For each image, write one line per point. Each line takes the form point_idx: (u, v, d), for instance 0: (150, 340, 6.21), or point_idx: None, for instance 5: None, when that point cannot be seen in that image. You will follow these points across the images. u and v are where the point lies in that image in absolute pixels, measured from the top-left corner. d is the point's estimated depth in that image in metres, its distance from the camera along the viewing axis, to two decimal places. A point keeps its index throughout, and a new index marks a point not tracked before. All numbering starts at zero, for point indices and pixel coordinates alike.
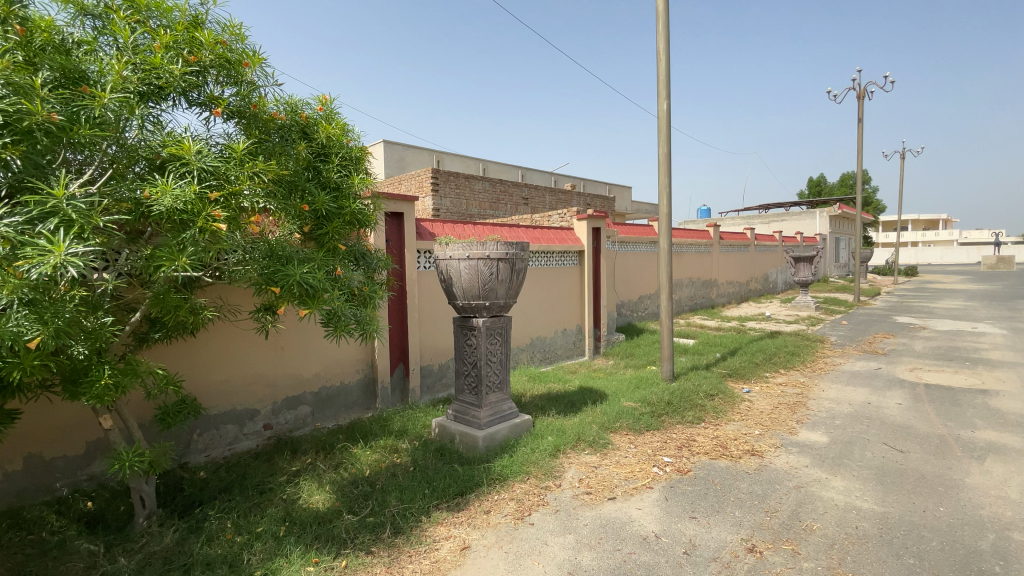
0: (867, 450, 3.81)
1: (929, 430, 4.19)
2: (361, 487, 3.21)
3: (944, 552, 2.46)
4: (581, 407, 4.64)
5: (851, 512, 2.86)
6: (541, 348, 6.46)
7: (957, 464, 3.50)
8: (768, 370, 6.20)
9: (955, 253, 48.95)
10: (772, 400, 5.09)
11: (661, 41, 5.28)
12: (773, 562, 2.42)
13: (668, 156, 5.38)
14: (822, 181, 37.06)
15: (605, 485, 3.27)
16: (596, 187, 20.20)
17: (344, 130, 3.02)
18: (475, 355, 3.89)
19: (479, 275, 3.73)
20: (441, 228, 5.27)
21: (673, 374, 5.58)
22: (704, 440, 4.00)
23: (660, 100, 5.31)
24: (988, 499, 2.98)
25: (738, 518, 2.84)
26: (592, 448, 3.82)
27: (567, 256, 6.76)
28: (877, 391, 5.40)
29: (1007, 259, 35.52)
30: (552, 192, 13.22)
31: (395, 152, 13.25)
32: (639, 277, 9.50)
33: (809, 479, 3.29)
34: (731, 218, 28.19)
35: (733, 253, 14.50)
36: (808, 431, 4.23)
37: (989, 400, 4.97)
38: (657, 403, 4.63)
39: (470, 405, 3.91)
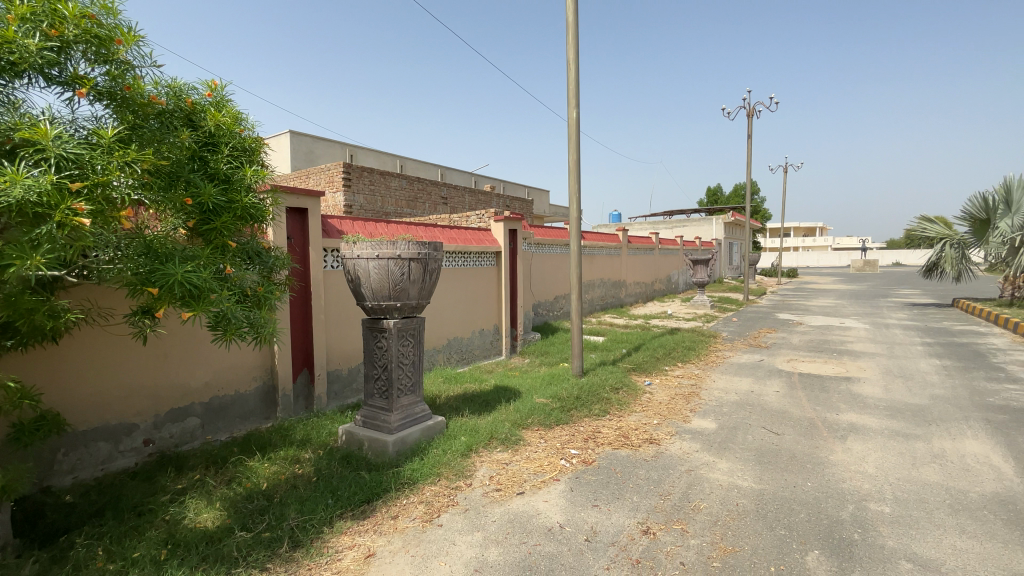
0: (749, 434, 4.22)
1: (801, 414, 4.74)
2: (257, 502, 3.00)
3: (810, 523, 2.78)
4: (495, 406, 4.70)
5: (733, 491, 3.16)
6: (458, 349, 6.43)
7: (822, 443, 3.99)
8: (668, 364, 6.68)
9: (828, 257, 55.84)
10: (670, 391, 5.49)
11: (571, 51, 5.48)
12: (665, 541, 2.60)
13: (578, 162, 5.61)
14: (719, 191, 40.64)
15: (514, 481, 3.33)
16: (516, 189, 20.57)
17: (236, 119, 2.82)
18: (385, 358, 3.78)
19: (390, 275, 3.65)
20: (350, 226, 5.08)
21: (583, 370, 5.83)
22: (608, 432, 4.22)
23: (571, 108, 5.51)
24: (848, 474, 3.43)
25: (636, 502, 3.01)
26: (503, 445, 3.88)
27: (484, 256, 6.80)
28: (760, 380, 6.01)
29: (868, 263, 41.05)
30: (471, 193, 13.26)
31: (303, 144, 12.60)
32: (555, 277, 9.79)
33: (698, 463, 3.59)
34: (640, 223, 30.00)
35: (641, 255, 15.43)
36: (700, 418, 4.60)
37: (851, 386, 5.71)
38: (567, 398, 4.81)
39: (380, 410, 3.81)
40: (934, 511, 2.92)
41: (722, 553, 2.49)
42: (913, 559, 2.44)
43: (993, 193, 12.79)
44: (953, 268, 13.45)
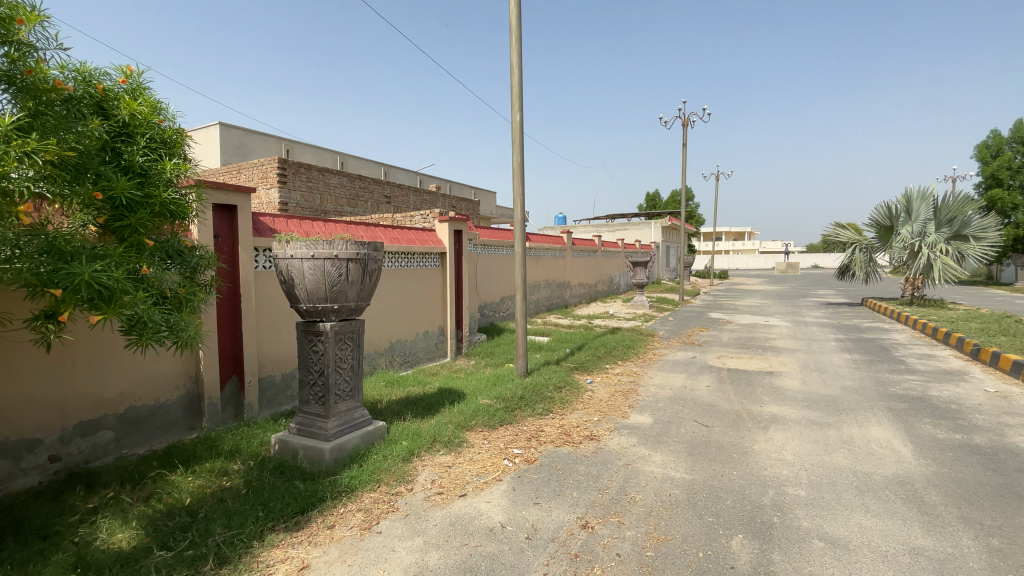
0: (682, 427, 4.43)
1: (730, 407, 5.04)
2: (179, 519, 2.80)
3: (735, 508, 2.96)
4: (438, 409, 4.65)
5: (666, 482, 3.31)
6: (401, 351, 6.31)
7: (748, 433, 4.27)
8: (609, 362, 6.88)
9: (756, 260, 59.75)
10: (610, 388, 5.66)
11: (514, 55, 5.54)
12: (602, 534, 2.68)
13: (522, 164, 5.67)
14: (657, 197, 42.54)
15: (457, 483, 3.31)
16: (463, 190, 20.49)
17: (155, 108, 2.62)
18: (322, 362, 3.65)
19: (326, 276, 3.53)
20: (284, 224, 4.87)
21: (527, 370, 5.89)
22: (551, 430, 4.29)
23: (514, 111, 5.57)
24: (770, 461, 3.68)
25: (575, 498, 3.09)
26: (446, 448, 3.85)
27: (428, 257, 6.72)
28: (693, 376, 6.33)
29: (791, 266, 44.24)
30: (416, 192, 13.07)
31: (234, 137, 11.92)
32: (501, 278, 9.84)
33: (635, 457, 3.73)
34: (584, 226, 30.79)
35: (584, 257, 15.82)
36: (637, 414, 4.77)
37: (773, 380, 6.12)
38: (511, 398, 4.84)
39: (316, 417, 3.67)
40: (844, 492, 3.19)
41: (655, 542, 2.60)
42: (825, 538, 2.65)
43: (896, 203, 14.18)
44: (862, 271, 14.79)
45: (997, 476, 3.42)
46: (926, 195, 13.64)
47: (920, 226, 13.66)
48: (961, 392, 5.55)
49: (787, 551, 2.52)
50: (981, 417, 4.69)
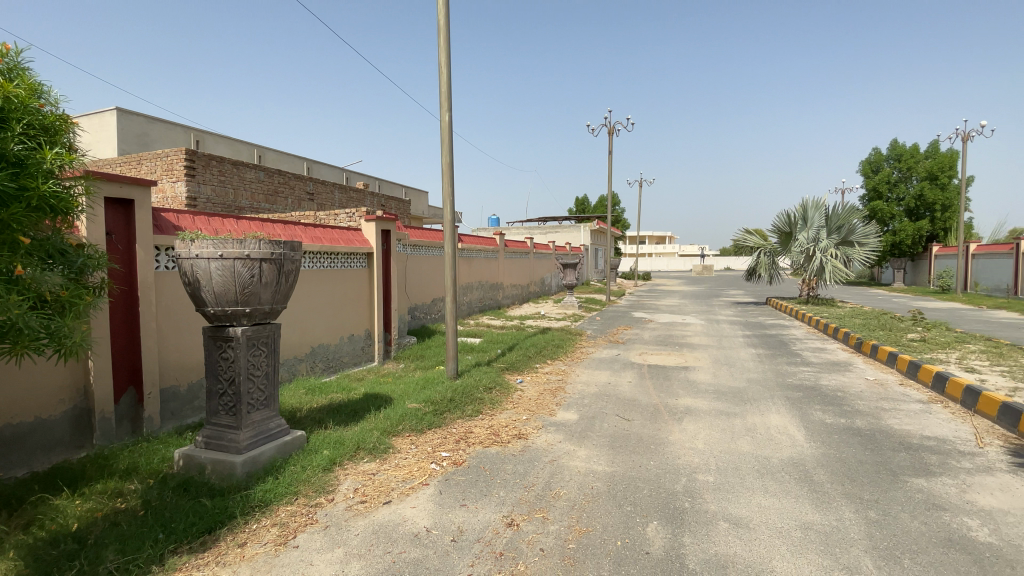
0: (605, 422, 4.61)
1: (649, 401, 5.32)
2: (64, 546, 2.50)
3: (651, 496, 3.14)
4: (363, 415, 4.50)
5: (589, 476, 3.43)
6: (324, 356, 6.04)
7: (664, 425, 4.53)
8: (538, 362, 7.01)
9: (677, 262, 63.56)
10: (539, 387, 5.77)
11: (443, 54, 5.50)
12: (527, 531, 2.73)
13: (451, 164, 5.63)
14: (586, 201, 44.12)
15: (381, 491, 3.22)
16: (393, 189, 20.06)
17: (34, 90, 2.32)
18: (232, 370, 3.41)
19: (236, 277, 3.31)
20: (190, 220, 4.51)
21: (457, 372, 5.86)
22: (479, 431, 4.30)
23: (443, 111, 5.52)
24: (683, 450, 3.94)
25: (502, 497, 3.12)
26: (370, 455, 3.73)
27: (354, 257, 6.49)
28: (616, 372, 6.63)
29: (707, 268, 47.49)
30: (342, 190, 12.61)
31: (134, 125, 10.85)
32: (431, 280, 9.71)
33: (560, 453, 3.84)
34: (516, 228, 31.25)
35: (516, 258, 16.01)
36: (564, 411, 4.91)
37: (688, 374, 6.54)
38: (440, 401, 4.78)
39: (226, 429, 3.42)
40: (746, 475, 3.48)
41: (577, 535, 2.69)
42: (729, 519, 2.87)
43: (794, 212, 15.67)
44: (767, 273, 16.18)
45: (873, 455, 3.88)
46: (819, 204, 15.21)
47: (814, 233, 15.18)
48: (845, 381, 6.23)
49: (696, 534, 2.70)
50: (861, 402, 5.30)
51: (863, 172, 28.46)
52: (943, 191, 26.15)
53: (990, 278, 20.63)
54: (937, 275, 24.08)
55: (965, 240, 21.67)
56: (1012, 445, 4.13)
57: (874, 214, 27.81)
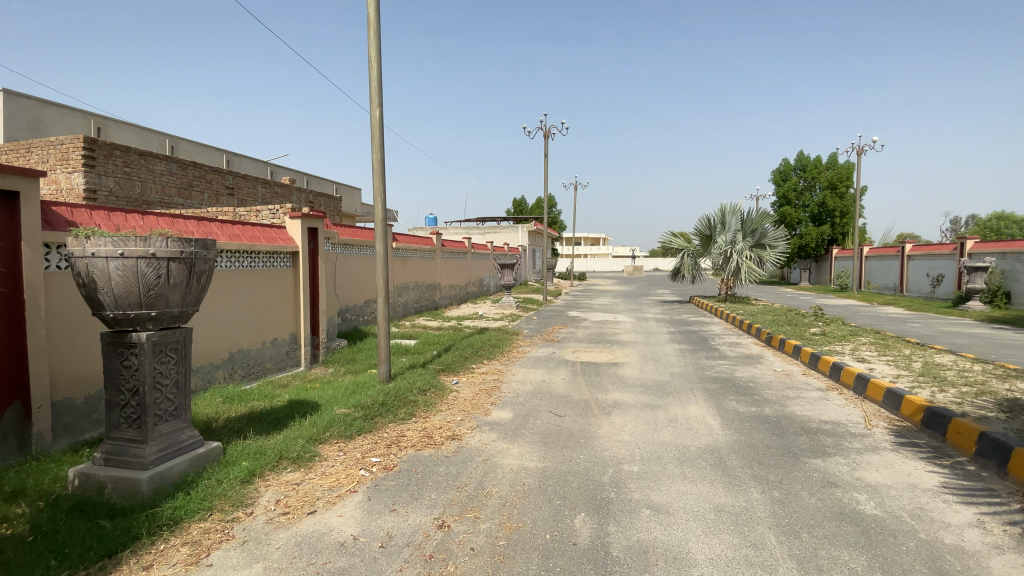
0: (538, 419, 4.70)
1: (581, 397, 5.49)
2: None
3: (580, 489, 3.24)
4: (288, 423, 4.29)
5: (521, 472, 3.48)
6: (243, 362, 5.69)
7: (594, 419, 4.70)
8: (474, 362, 7.01)
9: (610, 262, 65.94)
10: (474, 388, 5.77)
11: (372, 48, 5.36)
12: (458, 531, 2.72)
13: (381, 162, 5.50)
14: (523, 203, 44.69)
15: (305, 501, 3.09)
16: (324, 186, 19.26)
17: None
18: (136, 380, 3.13)
19: (139, 277, 3.05)
20: (86, 215, 4.09)
21: (389, 375, 5.72)
22: (412, 434, 4.23)
23: (373, 106, 5.38)
24: (611, 443, 4.10)
25: (433, 499, 3.09)
26: (294, 464, 3.57)
27: (277, 257, 6.17)
28: (551, 370, 6.77)
29: (637, 268, 49.68)
30: (265, 185, 11.94)
31: (23, 108, 9.67)
32: (363, 280, 9.43)
33: (493, 451, 3.87)
34: (453, 228, 31.06)
35: (453, 259, 15.90)
36: (499, 410, 4.95)
37: (619, 370, 6.82)
38: (371, 405, 4.65)
39: (129, 443, 3.14)
40: (668, 464, 3.69)
41: (507, 532, 2.72)
42: (651, 506, 3.03)
43: (714, 216, 16.74)
44: (691, 273, 17.18)
45: (779, 439, 4.24)
46: (736, 210, 16.38)
47: (731, 236, 16.31)
48: (757, 372, 6.77)
49: (621, 523, 2.81)
50: (770, 392, 5.78)
51: (774, 180, 30.90)
52: (841, 199, 28.99)
53: (880, 277, 23.15)
54: (836, 275, 26.67)
55: (859, 243, 24.17)
56: (894, 426, 4.67)
57: (784, 219, 30.32)
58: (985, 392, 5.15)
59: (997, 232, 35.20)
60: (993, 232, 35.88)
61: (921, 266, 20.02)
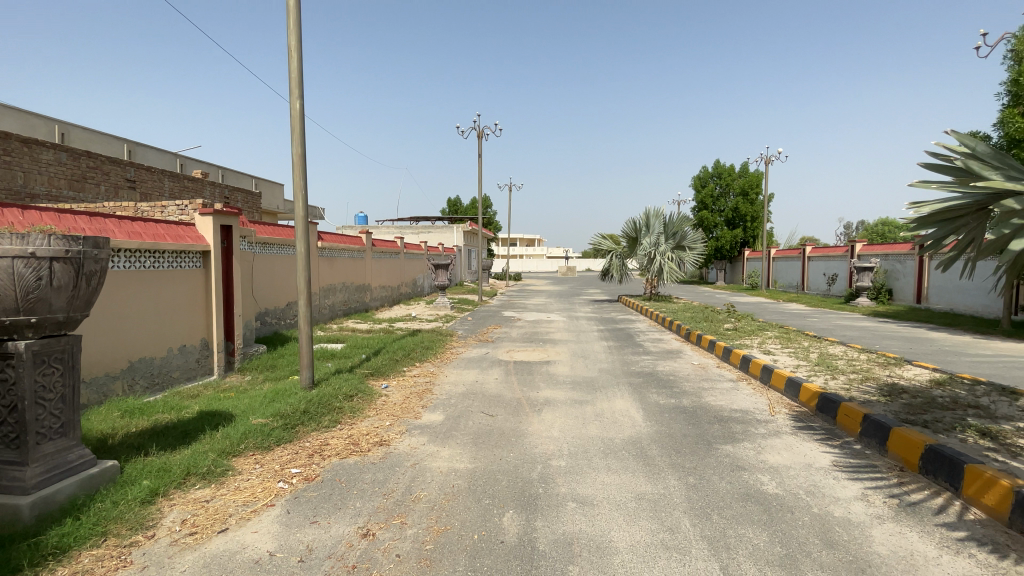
0: (470, 420, 4.70)
1: (513, 396, 5.56)
2: None
3: (509, 487, 3.28)
4: (196, 437, 3.97)
5: (450, 474, 3.46)
6: (145, 371, 5.21)
7: (525, 417, 4.78)
8: (405, 365, 6.86)
9: (544, 263, 67.28)
10: (405, 391, 5.66)
11: (292, 37, 5.10)
12: (383, 539, 2.66)
13: (303, 156, 5.25)
14: (457, 203, 44.45)
15: (215, 519, 2.88)
16: (242, 181, 18.04)
17: None
18: (13, 395, 2.76)
19: (16, 279, 2.71)
20: None
21: (313, 381, 5.47)
22: (336, 442, 4.08)
23: (293, 98, 5.12)
24: (541, 439, 4.19)
25: (357, 508, 2.99)
26: (204, 480, 3.31)
27: (185, 257, 5.70)
28: (484, 371, 6.79)
29: (570, 269, 51.00)
30: (174, 178, 11.00)
31: None
32: (284, 282, 8.94)
33: (423, 455, 3.81)
34: (384, 227, 30.24)
35: (385, 259, 15.49)
36: (430, 413, 4.88)
37: (550, 368, 6.96)
38: (292, 414, 4.42)
39: (5, 466, 2.77)
40: (594, 456, 3.83)
41: (434, 535, 2.69)
42: (577, 498, 3.13)
43: (639, 219, 17.55)
44: (619, 273, 17.92)
45: (695, 428, 4.54)
46: (659, 213, 17.26)
47: (655, 239, 17.19)
48: (677, 366, 7.19)
49: (548, 518, 2.88)
50: (688, 384, 6.16)
51: (694, 186, 32.91)
52: (752, 205, 31.40)
53: (785, 277, 25.35)
54: (748, 275, 28.91)
55: (767, 246, 26.41)
56: (793, 411, 5.14)
57: (703, 223, 32.46)
58: (868, 379, 5.80)
59: (881, 236, 39.77)
60: (878, 237, 40.44)
61: (818, 266, 22.21)
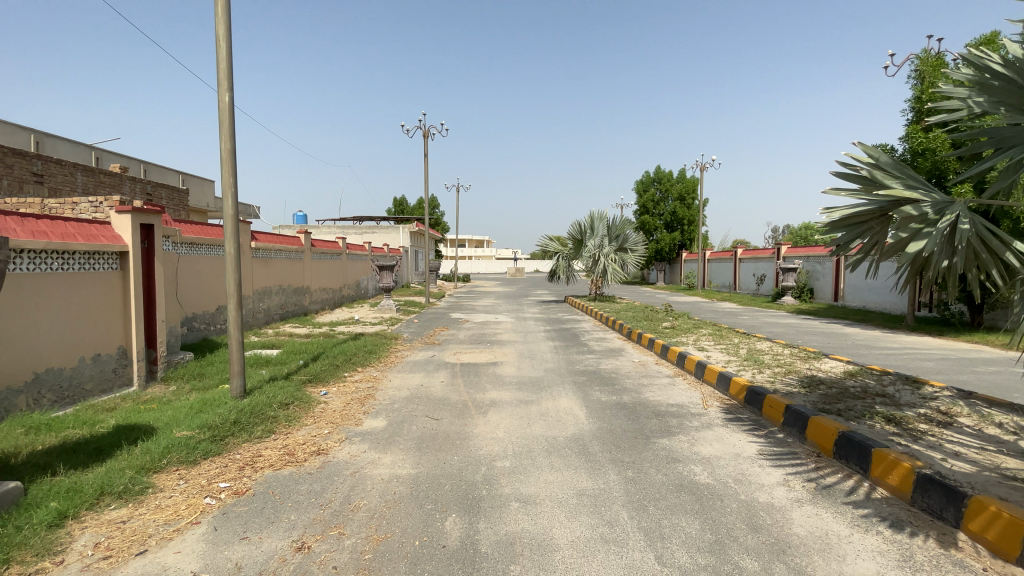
0: (413, 424, 4.63)
1: (458, 398, 5.53)
2: None
3: (452, 490, 3.26)
4: (112, 453, 3.67)
5: (391, 481, 3.39)
6: (52, 383, 4.73)
7: (470, 419, 4.77)
8: (346, 370, 6.65)
9: (492, 265, 67.50)
10: (346, 397, 5.48)
11: (220, 25, 4.83)
12: (319, 551, 2.56)
13: (232, 151, 4.97)
14: (403, 204, 43.69)
15: (133, 540, 2.67)
16: (168, 176, 16.85)
17: None
18: None
19: None
20: None
21: (245, 389, 5.19)
22: (270, 453, 3.89)
23: (222, 90, 4.85)
24: (486, 441, 4.19)
25: (292, 521, 2.87)
26: (120, 500, 3.06)
27: (100, 258, 5.25)
28: (430, 374, 6.70)
29: (517, 270, 51.41)
30: (88, 171, 10.10)
31: None
32: (213, 284, 8.42)
33: (363, 463, 3.71)
34: (326, 228, 29.17)
35: (325, 260, 14.95)
36: (371, 419, 4.76)
37: (496, 369, 6.98)
38: (221, 425, 4.17)
39: None
40: (538, 455, 3.89)
41: (374, 544, 2.63)
42: (520, 498, 3.15)
43: (584, 222, 17.95)
44: (564, 274, 18.27)
45: (634, 423, 4.71)
46: (602, 216, 17.73)
47: (599, 241, 17.66)
48: (618, 364, 7.42)
49: (490, 519, 2.89)
50: (628, 381, 6.37)
51: (636, 189, 34.09)
52: (689, 209, 32.99)
53: (719, 277, 26.78)
54: (686, 275, 30.34)
55: (703, 249, 27.85)
56: (724, 404, 5.44)
57: (644, 226, 33.73)
58: (791, 372, 6.23)
59: (803, 239, 42.98)
60: (801, 240, 43.60)
61: (748, 267, 23.67)
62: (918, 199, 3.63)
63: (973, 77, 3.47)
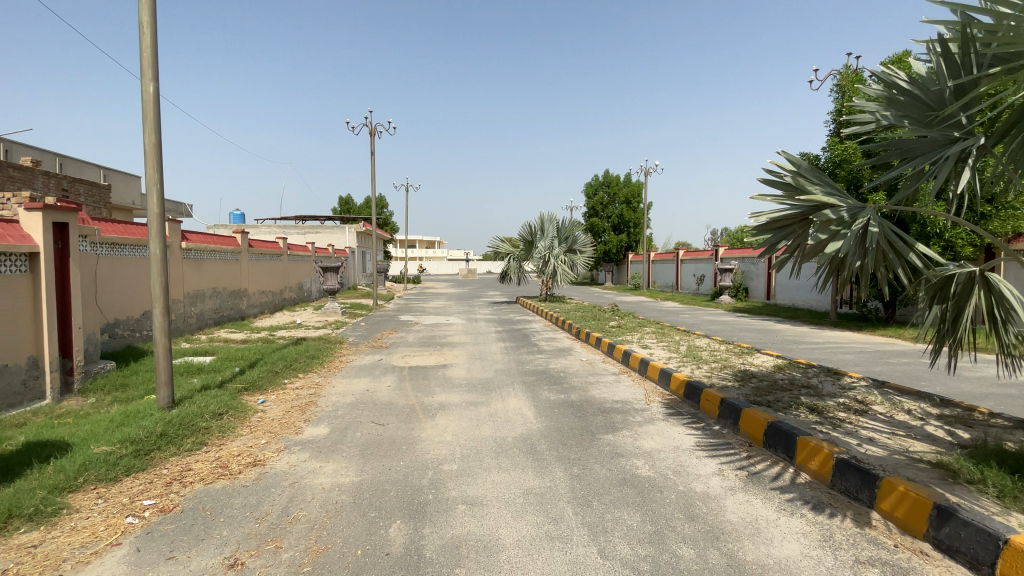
0: (358, 430, 4.52)
1: (405, 402, 5.43)
2: None
3: (397, 496, 3.20)
4: (21, 472, 3.35)
5: (333, 490, 3.29)
6: None
7: (417, 423, 4.71)
8: (286, 377, 6.37)
9: (443, 266, 66.98)
10: (285, 405, 5.25)
11: (144, 10, 4.52)
12: (254, 567, 2.45)
13: (158, 145, 4.66)
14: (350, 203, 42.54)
15: (44, 566, 2.45)
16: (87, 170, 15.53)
17: None
18: None
19: None
20: None
21: (173, 399, 4.86)
22: (201, 466, 3.68)
23: (146, 80, 4.53)
24: (433, 444, 4.15)
25: (224, 537, 2.73)
26: (30, 523, 2.80)
27: (7, 259, 4.78)
28: (376, 378, 6.56)
29: (467, 271, 51.24)
30: None
31: None
32: (137, 288, 7.84)
33: (303, 473, 3.58)
34: (266, 227, 27.89)
35: (265, 262, 14.28)
36: (313, 427, 4.60)
37: (445, 372, 6.92)
38: (146, 438, 3.90)
39: None
40: (485, 456, 3.90)
41: (313, 556, 2.55)
42: (466, 501, 3.15)
43: (534, 224, 18.13)
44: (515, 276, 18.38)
45: (581, 421, 4.82)
46: (552, 218, 17.97)
47: (549, 243, 17.89)
48: (566, 363, 7.55)
49: (436, 523, 2.86)
50: (576, 379, 6.49)
51: (585, 192, 34.89)
52: (635, 212, 34.14)
53: (662, 278, 27.86)
54: (632, 276, 31.36)
55: (647, 251, 28.92)
56: (665, 399, 5.66)
57: (592, 228, 34.54)
58: (726, 367, 6.57)
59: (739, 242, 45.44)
60: (737, 242, 46.13)
61: (689, 268, 24.77)
62: (835, 205, 3.94)
63: (882, 92, 3.79)
